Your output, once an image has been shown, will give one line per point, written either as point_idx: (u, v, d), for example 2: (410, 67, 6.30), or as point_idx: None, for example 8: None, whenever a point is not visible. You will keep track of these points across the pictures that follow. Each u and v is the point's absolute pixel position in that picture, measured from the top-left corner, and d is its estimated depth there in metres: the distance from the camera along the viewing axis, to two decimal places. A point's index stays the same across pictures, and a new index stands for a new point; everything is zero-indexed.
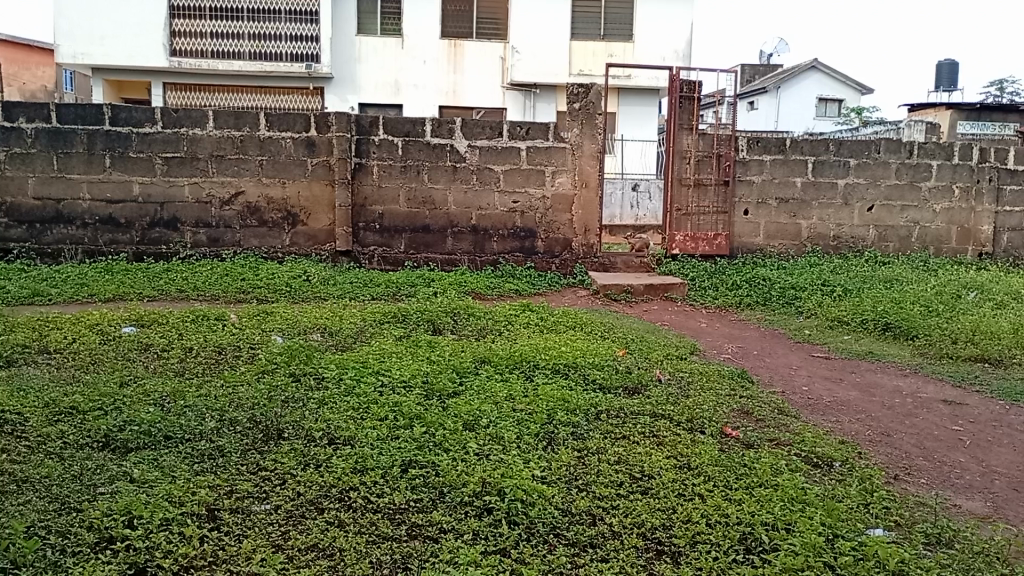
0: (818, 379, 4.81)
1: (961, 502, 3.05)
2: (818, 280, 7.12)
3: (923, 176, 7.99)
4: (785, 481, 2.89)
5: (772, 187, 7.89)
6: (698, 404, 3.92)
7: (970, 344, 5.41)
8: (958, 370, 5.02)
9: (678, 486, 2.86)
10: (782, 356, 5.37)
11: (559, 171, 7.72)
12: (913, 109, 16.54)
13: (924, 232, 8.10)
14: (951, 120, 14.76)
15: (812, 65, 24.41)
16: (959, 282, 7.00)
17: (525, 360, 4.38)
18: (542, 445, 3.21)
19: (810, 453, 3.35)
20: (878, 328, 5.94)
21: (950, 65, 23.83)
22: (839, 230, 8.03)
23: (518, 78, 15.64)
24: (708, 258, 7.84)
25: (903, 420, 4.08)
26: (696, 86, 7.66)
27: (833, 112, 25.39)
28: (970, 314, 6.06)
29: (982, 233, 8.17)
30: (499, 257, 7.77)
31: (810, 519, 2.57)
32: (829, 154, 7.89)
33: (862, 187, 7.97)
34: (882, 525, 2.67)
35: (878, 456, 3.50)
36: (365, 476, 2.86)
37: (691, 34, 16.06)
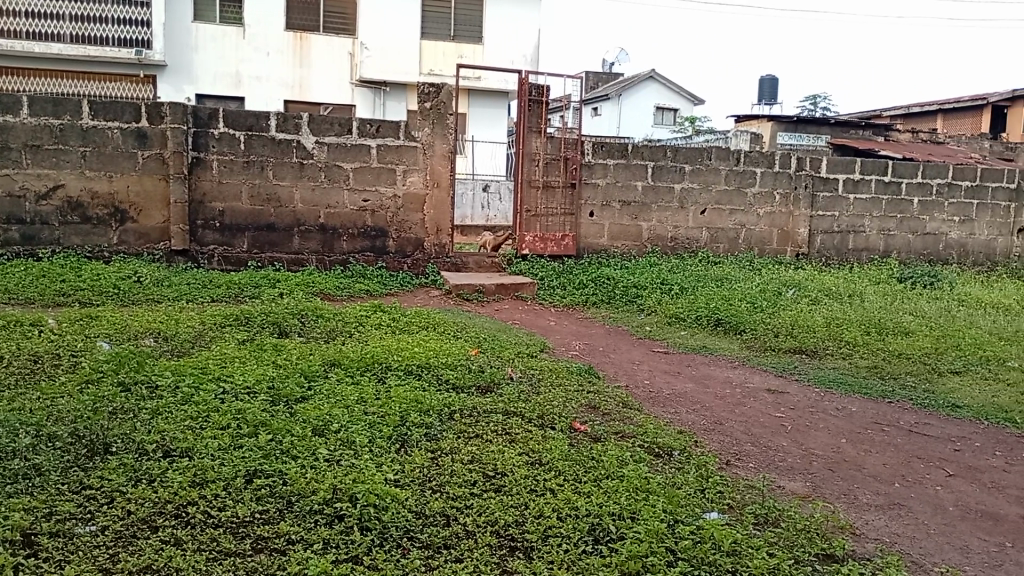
0: (659, 373, 5.08)
1: (784, 483, 3.32)
2: (657, 279, 7.50)
3: (748, 182, 8.63)
4: (630, 472, 3.02)
5: (615, 190, 8.22)
6: (548, 400, 4.01)
7: (789, 337, 5.91)
8: (780, 361, 5.47)
9: (530, 482, 2.91)
10: (625, 352, 5.61)
11: (410, 171, 7.65)
12: (740, 119, 17.80)
13: (749, 234, 8.75)
14: (772, 131, 16.04)
15: (650, 75, 25.75)
16: (780, 281, 7.61)
17: (377, 362, 4.31)
18: (395, 447, 3.17)
19: (652, 443, 3.53)
20: (710, 323, 6.34)
21: (771, 81, 25.93)
22: (676, 231, 8.50)
23: (366, 75, 15.41)
24: (556, 258, 8.06)
25: (733, 409, 4.39)
26: (544, 90, 7.87)
27: (670, 120, 26.75)
28: (789, 310, 6.61)
29: (799, 236, 8.89)
30: (349, 256, 7.59)
31: (654, 507, 2.70)
32: (667, 160, 8.33)
33: (696, 191, 8.48)
34: (717, 508, 2.84)
35: (712, 443, 3.74)
36: (205, 489, 2.70)
37: (538, 39, 16.48)
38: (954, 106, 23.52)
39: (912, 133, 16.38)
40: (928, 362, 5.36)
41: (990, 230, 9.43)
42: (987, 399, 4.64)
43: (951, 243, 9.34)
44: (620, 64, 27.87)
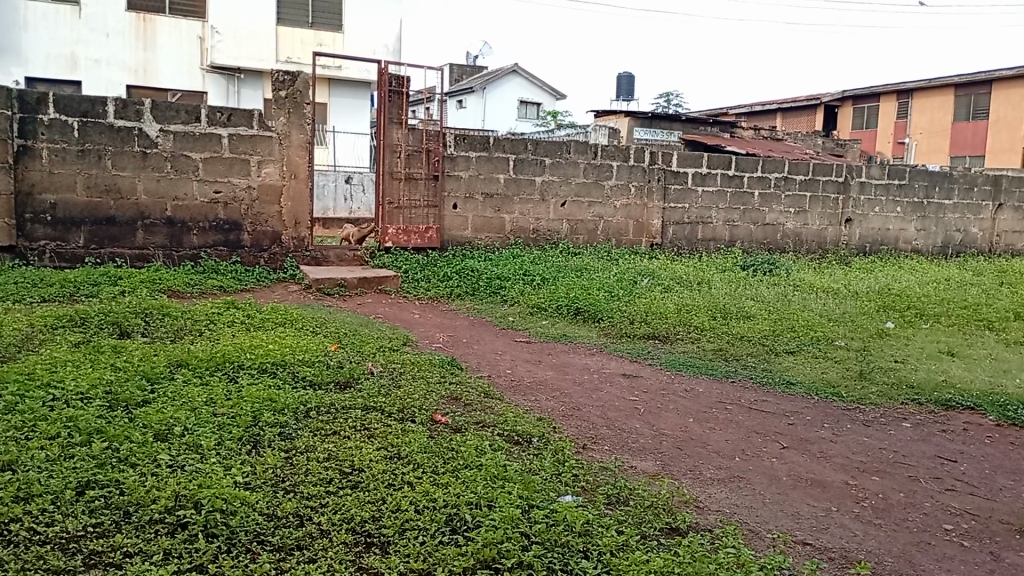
0: (520, 362, 5.17)
1: (636, 463, 3.47)
2: (520, 270, 7.62)
3: (605, 175, 8.93)
4: (488, 461, 3.05)
5: (478, 182, 8.27)
6: (409, 394, 3.98)
7: (643, 323, 6.18)
8: (634, 347, 5.70)
9: (387, 477, 2.88)
10: (488, 343, 5.66)
11: (265, 161, 7.36)
12: (599, 114, 18.32)
13: (607, 225, 9.06)
14: (629, 126, 16.60)
15: (513, 68, 26.12)
16: (636, 270, 7.93)
17: (228, 362, 4.12)
18: (246, 449, 3.04)
19: (512, 431, 3.59)
20: (570, 312, 6.52)
21: (628, 78, 26.94)
22: (538, 223, 8.66)
23: (219, 61, 14.62)
24: (420, 251, 8.01)
25: (590, 394, 4.54)
26: (404, 81, 7.78)
27: (533, 114, 27.34)
28: (643, 298, 6.91)
29: (653, 227, 9.29)
30: (200, 251, 7.20)
31: (509, 494, 2.74)
32: (528, 153, 8.45)
33: (556, 184, 8.68)
34: (571, 491, 2.93)
35: (570, 429, 3.85)
36: (30, 504, 2.48)
37: (400, 30, 16.27)
38: (792, 105, 25.35)
39: (754, 130, 17.48)
40: (767, 343, 5.77)
41: (822, 220, 10.22)
42: (817, 376, 5.05)
43: (788, 233, 10.06)
44: (484, 57, 28.06)
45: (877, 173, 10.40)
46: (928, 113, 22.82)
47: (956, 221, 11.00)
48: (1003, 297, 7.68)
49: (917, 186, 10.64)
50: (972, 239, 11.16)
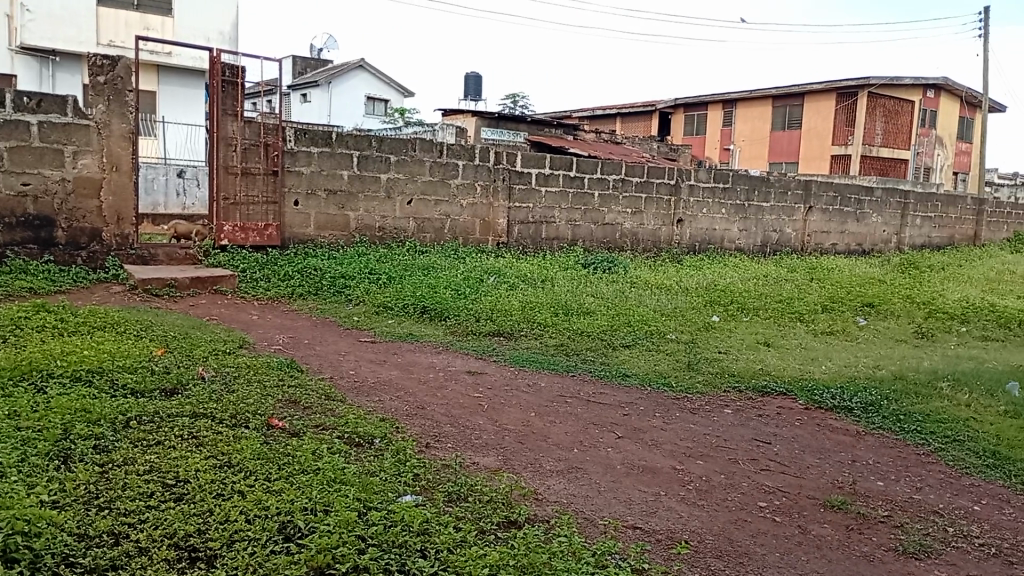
0: (364, 362, 5.08)
1: (478, 459, 3.50)
2: (365, 268, 7.48)
3: (451, 174, 8.95)
4: (325, 465, 2.97)
5: (320, 178, 8.03)
6: (243, 399, 3.80)
7: (489, 321, 6.26)
8: (480, 344, 5.76)
9: (216, 487, 2.73)
10: (331, 343, 5.51)
11: (82, 152, 6.76)
12: (447, 114, 18.34)
13: (454, 224, 9.09)
14: (476, 126, 16.67)
15: (360, 63, 25.69)
16: (482, 268, 8.01)
17: (35, 370, 3.75)
18: (54, 465, 2.79)
19: (352, 433, 3.51)
20: (416, 311, 6.48)
21: (476, 78, 27.19)
22: (383, 221, 8.54)
23: (30, 42, 13.42)
24: (258, 249, 7.67)
25: (435, 392, 4.54)
26: (239, 71, 7.43)
27: (380, 110, 27.07)
28: (489, 296, 6.99)
29: (499, 225, 9.42)
30: (5, 249, 6.51)
31: (346, 497, 2.68)
32: (372, 150, 8.32)
33: (401, 181, 8.60)
34: (411, 491, 2.91)
35: (413, 428, 3.83)
36: None
37: (237, 18, 15.56)
38: (630, 111, 26.62)
39: (595, 133, 18.17)
40: (606, 338, 6.01)
41: (656, 221, 10.78)
42: (650, 367, 5.32)
43: (626, 232, 10.54)
44: (329, 50, 27.39)
45: (704, 177, 11.12)
46: (749, 123, 24.69)
47: (774, 222, 11.95)
48: (812, 291, 8.44)
49: (739, 189, 11.48)
50: (787, 238, 12.14)
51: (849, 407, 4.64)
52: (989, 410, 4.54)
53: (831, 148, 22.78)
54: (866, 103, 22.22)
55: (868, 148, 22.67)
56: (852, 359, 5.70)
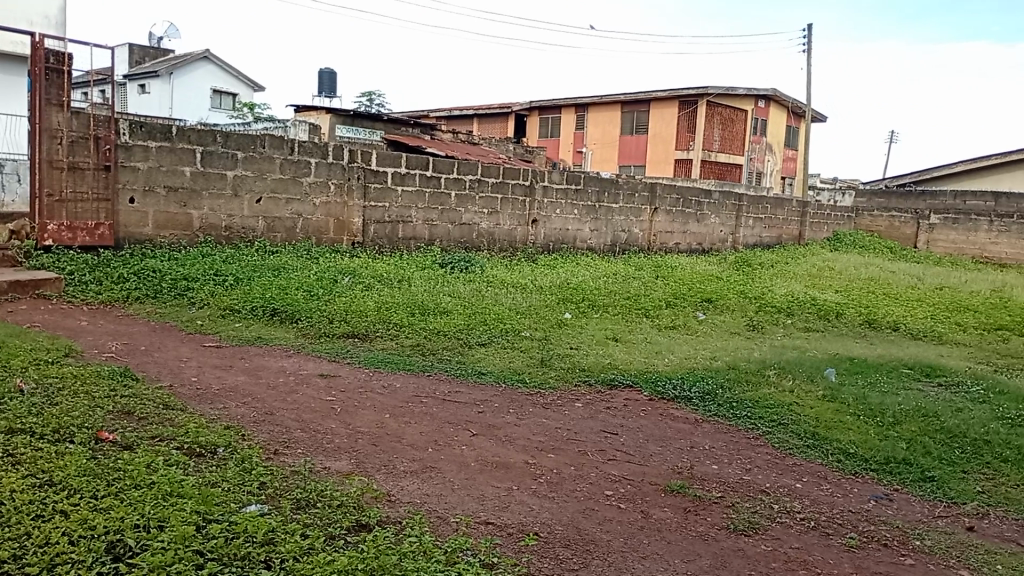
0: (208, 368, 4.83)
1: (330, 463, 3.43)
2: (210, 270, 7.11)
3: (303, 172, 8.68)
4: (161, 478, 2.80)
5: (159, 174, 7.55)
6: (67, 412, 3.50)
7: (343, 322, 6.13)
8: (333, 346, 5.62)
9: (34, 508, 2.51)
10: (172, 349, 5.20)
11: None
12: (300, 109, 17.78)
13: (306, 223, 8.82)
14: (330, 123, 16.27)
15: (205, 54, 24.43)
16: (336, 269, 7.83)
17: None
18: None
19: (193, 443, 3.33)
20: (266, 314, 6.23)
21: (330, 74, 26.55)
22: (230, 220, 8.16)
23: None
24: (89, 250, 7.11)
25: (285, 397, 4.39)
26: (64, 58, 6.87)
27: (228, 104, 25.89)
28: (343, 297, 6.85)
29: (354, 225, 9.23)
30: None
31: (183, 510, 2.54)
32: (216, 145, 7.92)
33: (249, 179, 8.25)
34: (255, 500, 2.80)
35: (260, 435, 3.68)
36: None
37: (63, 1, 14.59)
38: (487, 112, 26.95)
39: (452, 133, 18.23)
40: (462, 336, 6.04)
41: (512, 220, 10.96)
42: (505, 365, 5.41)
43: (482, 232, 10.64)
44: (170, 39, 25.87)
45: (557, 178, 11.43)
46: (601, 126, 25.62)
47: (622, 222, 12.47)
48: (657, 288, 8.89)
49: (590, 191, 11.88)
50: (635, 238, 12.71)
51: (689, 397, 4.94)
52: (810, 394, 4.97)
53: (675, 153, 24.07)
54: (705, 111, 23.66)
55: (707, 153, 24.15)
56: (691, 352, 6.06)
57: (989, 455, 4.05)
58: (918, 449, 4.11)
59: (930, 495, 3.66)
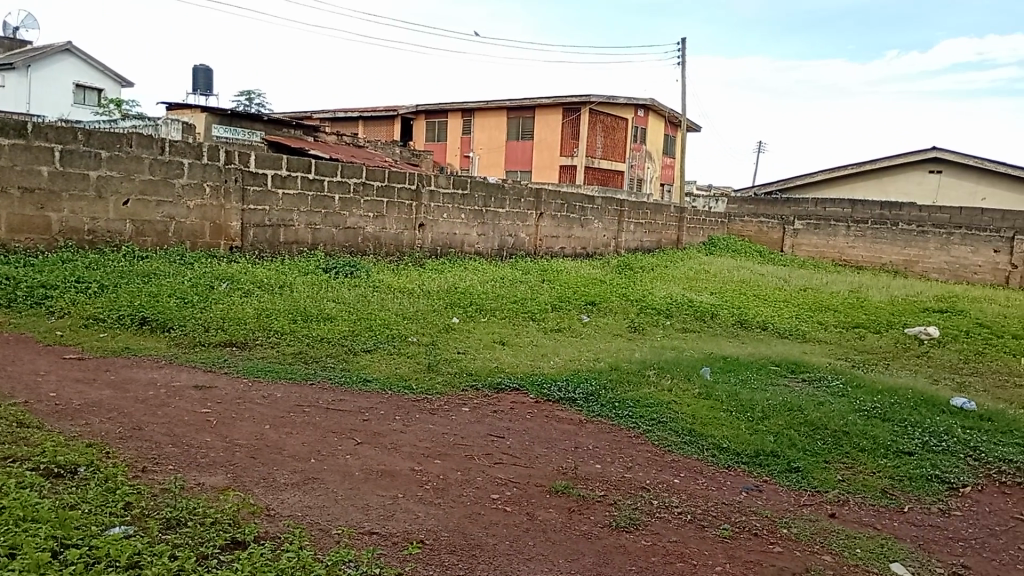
0: (69, 382, 4.50)
1: (204, 479, 3.27)
2: (71, 276, 6.64)
3: (175, 173, 8.26)
4: (12, 502, 2.58)
5: (12, 174, 6.98)
6: None
7: (220, 331, 5.87)
8: (209, 356, 5.37)
9: None
10: (27, 362, 4.81)
11: None
12: (172, 108, 16.94)
13: (179, 227, 8.39)
14: (206, 123, 15.59)
15: (66, 47, 22.88)
16: (212, 274, 7.49)
17: None
18: None
19: (51, 463, 3.09)
20: (135, 323, 5.88)
21: (206, 71, 25.46)
22: (94, 224, 7.64)
23: None
24: None
25: (155, 411, 4.15)
26: None
27: (93, 101, 24.36)
28: (220, 303, 6.56)
29: (231, 229, 8.86)
30: None
31: (36, 537, 2.35)
32: (78, 143, 7.40)
33: (115, 180, 7.76)
34: (120, 522, 2.63)
35: (127, 452, 3.46)
36: None
37: None
38: (372, 114, 26.60)
39: (336, 136, 17.87)
40: (346, 343, 5.92)
41: (398, 224, 10.84)
42: (391, 371, 5.34)
43: (368, 236, 10.47)
44: (26, 29, 24.06)
45: (444, 182, 11.41)
46: (487, 131, 25.79)
47: (508, 227, 12.58)
48: (542, 292, 9.03)
49: (476, 195, 11.92)
50: (521, 242, 12.86)
51: (573, 398, 5.04)
52: (687, 392, 5.18)
53: (559, 159, 24.55)
54: (588, 119, 24.28)
55: (590, 160, 24.77)
56: (576, 354, 6.18)
57: (848, 444, 4.35)
58: (785, 441, 4.36)
59: (796, 484, 3.88)
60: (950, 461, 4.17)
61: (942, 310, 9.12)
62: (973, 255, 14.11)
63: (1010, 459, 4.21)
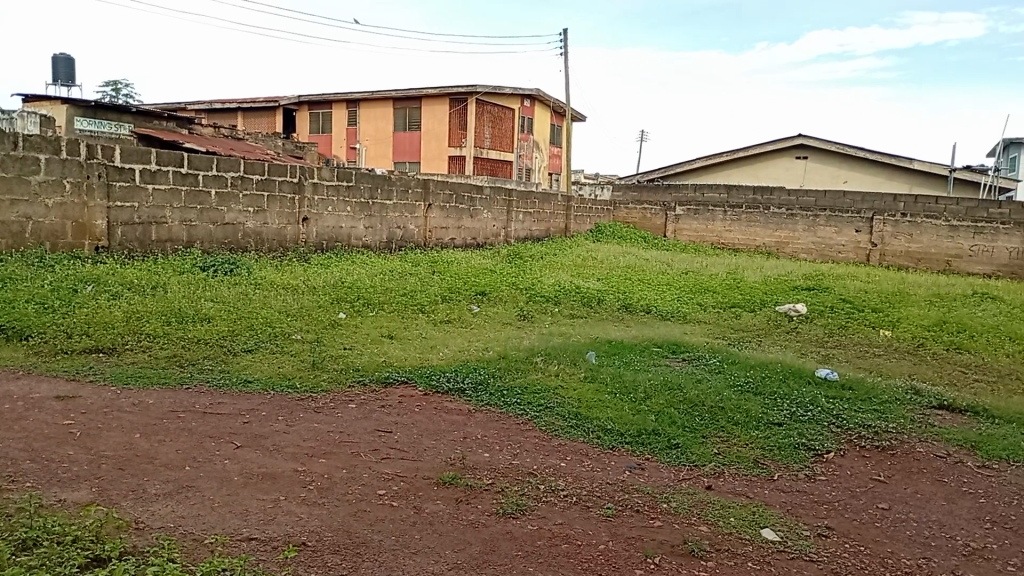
0: None
1: (66, 496, 3.06)
2: None
3: (30, 169, 7.58)
4: None
5: None
6: None
7: (85, 337, 5.51)
8: (73, 364, 5.03)
9: None
10: None
11: None
12: (28, 99, 15.70)
13: (37, 227, 7.73)
14: (67, 115, 14.56)
15: None
16: (76, 277, 7.00)
17: None
18: None
19: None
20: None
21: (68, 60, 23.77)
22: None
23: None
24: None
25: (10, 426, 3.85)
26: None
27: None
28: (85, 308, 6.15)
29: (97, 228, 8.27)
30: None
31: None
32: None
33: None
34: None
35: None
36: None
37: None
38: (252, 105, 25.63)
39: (213, 128, 17.10)
40: (225, 344, 5.69)
41: (280, 219, 10.49)
42: (273, 370, 5.17)
43: (248, 232, 10.08)
44: None
45: (328, 175, 11.14)
46: (373, 122, 25.36)
47: (396, 219, 12.43)
48: (432, 283, 8.98)
49: (362, 187, 11.70)
50: (410, 234, 12.73)
51: (462, 388, 5.04)
52: (573, 376, 5.29)
53: (448, 150, 24.47)
54: (475, 110, 24.25)
55: (479, 150, 24.82)
56: (465, 344, 6.19)
57: (723, 419, 4.55)
58: (665, 420, 4.53)
59: (675, 461, 4.04)
60: (815, 429, 4.44)
61: (810, 288, 9.71)
62: (837, 235, 15.10)
63: (868, 424, 4.53)
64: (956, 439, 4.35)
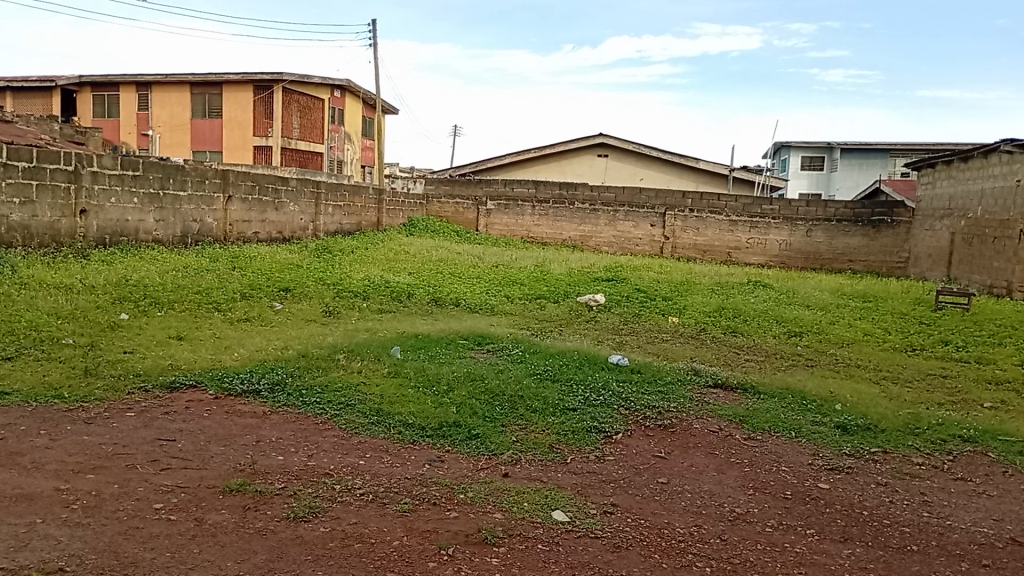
0: None
1: None
2: None
3: None
4: None
5: None
6: None
7: None
8: None
9: None
10: None
11: None
12: None
13: None
14: None
15: None
16: None
17: None
18: None
19: None
20: None
21: None
22: None
23: None
24: None
25: None
26: None
27: None
28: None
29: None
30: None
31: None
32: None
33: None
34: None
35: None
36: None
37: None
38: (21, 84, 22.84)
39: None
40: None
41: (54, 211, 9.41)
42: (36, 380, 4.64)
43: (14, 226, 8.94)
44: None
45: (110, 163, 10.17)
46: (168, 107, 23.54)
47: (192, 212, 11.61)
48: (231, 280, 8.48)
49: (151, 177, 10.84)
50: (208, 228, 11.94)
51: (258, 389, 4.80)
52: (376, 372, 5.22)
53: (252, 139, 23.28)
54: (281, 97, 23.41)
55: (286, 141, 23.84)
56: (263, 343, 5.90)
57: (522, 408, 4.69)
58: (466, 411, 4.58)
59: (474, 451, 4.09)
60: (606, 412, 4.69)
61: (608, 279, 10.25)
62: (634, 229, 16.11)
63: (653, 406, 4.85)
64: (728, 414, 4.78)
